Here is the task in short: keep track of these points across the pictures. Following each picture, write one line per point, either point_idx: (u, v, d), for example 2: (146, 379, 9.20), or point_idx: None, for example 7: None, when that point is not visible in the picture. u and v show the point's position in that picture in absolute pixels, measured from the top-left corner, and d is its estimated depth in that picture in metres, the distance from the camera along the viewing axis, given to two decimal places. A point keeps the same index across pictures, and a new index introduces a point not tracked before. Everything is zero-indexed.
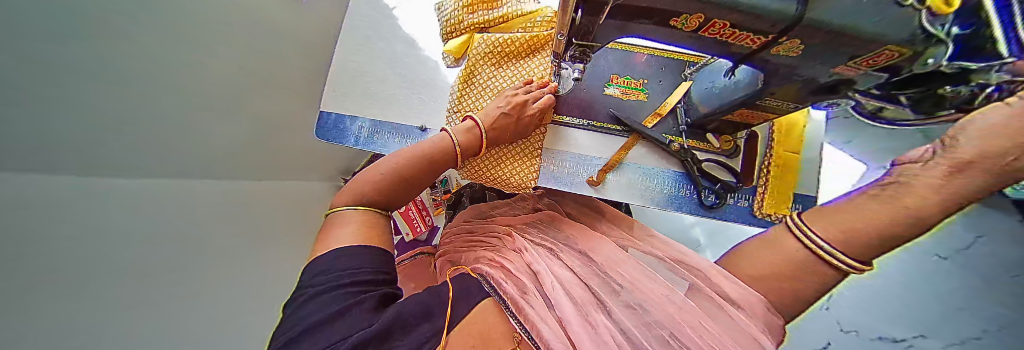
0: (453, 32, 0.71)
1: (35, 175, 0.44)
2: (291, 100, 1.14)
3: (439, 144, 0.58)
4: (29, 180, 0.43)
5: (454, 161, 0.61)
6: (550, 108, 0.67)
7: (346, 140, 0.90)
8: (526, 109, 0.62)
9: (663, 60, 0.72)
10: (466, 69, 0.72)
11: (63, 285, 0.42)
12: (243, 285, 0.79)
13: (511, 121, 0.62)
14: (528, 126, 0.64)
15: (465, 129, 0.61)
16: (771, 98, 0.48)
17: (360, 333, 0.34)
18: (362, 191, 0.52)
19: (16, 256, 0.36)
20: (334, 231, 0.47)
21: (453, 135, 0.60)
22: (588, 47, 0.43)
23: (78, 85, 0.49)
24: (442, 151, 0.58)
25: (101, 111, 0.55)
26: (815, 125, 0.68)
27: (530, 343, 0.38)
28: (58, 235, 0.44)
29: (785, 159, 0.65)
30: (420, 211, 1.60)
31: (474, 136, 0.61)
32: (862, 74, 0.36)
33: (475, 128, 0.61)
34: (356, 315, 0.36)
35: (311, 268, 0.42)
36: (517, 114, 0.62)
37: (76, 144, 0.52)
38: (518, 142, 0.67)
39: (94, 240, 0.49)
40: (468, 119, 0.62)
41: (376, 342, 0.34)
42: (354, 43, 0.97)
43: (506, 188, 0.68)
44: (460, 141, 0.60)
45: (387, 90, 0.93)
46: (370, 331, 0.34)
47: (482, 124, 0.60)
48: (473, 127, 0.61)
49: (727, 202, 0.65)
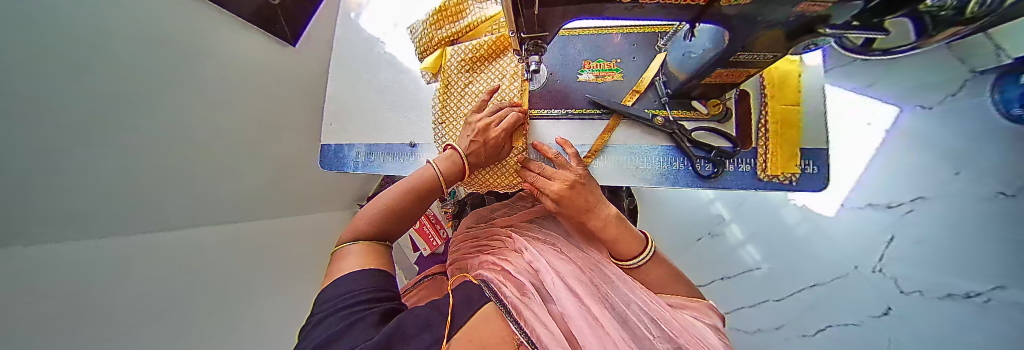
0: (426, 50, 0.74)
1: (35, 240, 0.47)
2: (295, 140, 1.22)
3: (424, 174, 0.59)
4: (23, 245, 0.45)
5: (437, 190, 0.61)
6: (522, 124, 0.65)
7: (346, 166, 0.95)
8: (491, 133, 0.61)
9: (636, 36, 0.70)
10: (443, 83, 0.73)
11: (70, 337, 0.44)
12: (253, 324, 0.82)
13: (481, 147, 0.62)
14: (498, 148, 0.63)
15: (446, 157, 0.62)
16: (747, 53, 0.45)
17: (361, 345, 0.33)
18: (358, 228, 0.53)
19: (14, 317, 0.38)
20: (337, 265, 0.49)
21: (435, 165, 0.61)
22: (539, 38, 0.43)
23: (88, 156, 0.55)
24: (425, 184, 0.59)
25: (113, 172, 0.60)
26: (813, 71, 0.62)
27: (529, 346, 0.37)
28: (60, 293, 0.46)
29: (782, 114, 0.61)
30: (434, 226, 1.63)
31: (454, 162, 0.62)
32: (832, 7, 0.34)
33: (454, 156, 0.62)
34: (358, 331, 0.35)
35: (322, 296, 0.44)
36: (482, 139, 0.61)
37: (88, 208, 0.56)
38: (502, 162, 0.68)
39: (100, 300, 0.52)
40: (449, 148, 0.64)
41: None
42: (343, 77, 1.02)
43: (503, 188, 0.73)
44: (441, 169, 0.61)
45: (378, 115, 0.97)
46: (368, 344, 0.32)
47: (460, 151, 0.62)
48: (454, 154, 0.63)
49: (727, 169, 0.61)
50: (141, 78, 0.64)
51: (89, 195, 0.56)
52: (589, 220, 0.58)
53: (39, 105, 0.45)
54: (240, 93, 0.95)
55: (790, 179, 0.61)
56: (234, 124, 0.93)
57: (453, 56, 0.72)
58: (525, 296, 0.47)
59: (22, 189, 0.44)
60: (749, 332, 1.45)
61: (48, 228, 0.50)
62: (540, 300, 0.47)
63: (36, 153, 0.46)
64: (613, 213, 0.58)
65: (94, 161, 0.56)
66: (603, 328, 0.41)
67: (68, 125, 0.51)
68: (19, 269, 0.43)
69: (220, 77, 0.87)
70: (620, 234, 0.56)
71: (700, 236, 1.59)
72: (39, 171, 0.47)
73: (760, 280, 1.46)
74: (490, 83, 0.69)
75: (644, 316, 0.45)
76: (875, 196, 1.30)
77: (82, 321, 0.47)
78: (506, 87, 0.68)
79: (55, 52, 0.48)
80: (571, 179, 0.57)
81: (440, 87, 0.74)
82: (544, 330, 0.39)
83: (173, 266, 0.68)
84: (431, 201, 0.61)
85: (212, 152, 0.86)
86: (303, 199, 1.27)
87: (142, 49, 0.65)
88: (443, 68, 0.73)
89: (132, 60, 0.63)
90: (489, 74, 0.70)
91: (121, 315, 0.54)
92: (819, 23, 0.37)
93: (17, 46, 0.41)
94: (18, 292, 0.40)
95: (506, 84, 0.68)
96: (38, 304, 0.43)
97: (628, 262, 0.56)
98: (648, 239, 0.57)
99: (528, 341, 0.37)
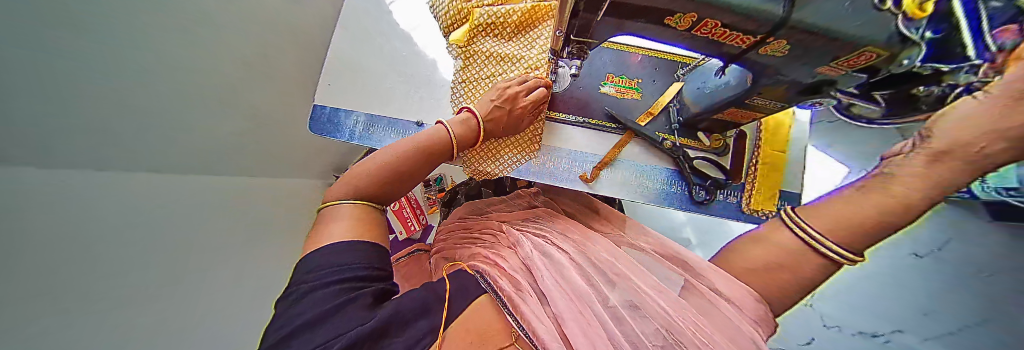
0: (452, 24, 0.68)
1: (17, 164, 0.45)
2: (287, 97, 1.12)
3: (437, 134, 0.58)
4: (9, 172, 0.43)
5: (445, 156, 0.60)
6: (544, 102, 0.67)
7: (341, 134, 0.88)
8: (519, 101, 0.62)
9: (656, 60, 0.74)
10: (464, 51, 0.69)
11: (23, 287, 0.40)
12: (230, 286, 0.77)
13: (504, 114, 0.62)
14: (521, 117, 0.64)
15: (462, 121, 0.61)
16: (758, 98, 0.50)
17: (358, 328, 0.32)
18: (353, 184, 0.50)
19: None
20: (325, 226, 0.45)
21: (449, 127, 0.60)
22: (584, 44, 0.45)
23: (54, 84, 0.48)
24: (436, 144, 0.58)
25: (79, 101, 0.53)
26: (800, 126, 0.70)
27: (529, 342, 0.36)
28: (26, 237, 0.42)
29: (770, 159, 0.68)
30: (414, 210, 1.60)
31: (470, 127, 0.61)
32: (844, 74, 0.38)
33: (470, 120, 0.61)
34: (351, 313, 0.34)
35: (305, 263, 0.40)
36: (509, 106, 0.62)
37: (65, 137, 0.52)
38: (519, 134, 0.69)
39: (64, 245, 0.47)
40: (464, 111, 0.63)
41: (370, 342, 0.33)
42: (354, 36, 0.95)
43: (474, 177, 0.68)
44: (456, 132, 0.60)
45: (385, 84, 0.92)
46: (365, 328, 0.33)
47: (479, 114, 0.61)
48: (471, 117, 0.62)
49: (717, 198, 0.67)
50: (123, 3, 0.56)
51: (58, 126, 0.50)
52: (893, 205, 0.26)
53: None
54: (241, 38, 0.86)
55: (767, 214, 0.68)
56: (230, 70, 0.85)
57: (482, 25, 0.66)
58: (521, 291, 0.46)
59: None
60: None
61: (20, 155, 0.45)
62: (536, 297, 0.45)
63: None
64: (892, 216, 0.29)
65: (111, 112, 0.59)
66: (594, 329, 0.38)
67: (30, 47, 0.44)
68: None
69: (220, 17, 0.78)
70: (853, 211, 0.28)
71: None
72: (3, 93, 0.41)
73: None
74: (516, 61, 0.68)
75: (646, 316, 0.40)
76: None
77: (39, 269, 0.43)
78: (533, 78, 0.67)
79: None
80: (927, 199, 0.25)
81: (465, 61, 0.70)
82: (541, 325, 0.38)
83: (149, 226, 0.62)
84: (437, 163, 0.60)
85: (202, 95, 0.78)
86: (282, 161, 1.18)
87: None
88: (471, 44, 0.68)
89: None
90: (514, 53, 0.68)
91: (81, 282, 0.47)
92: (826, 85, 0.42)
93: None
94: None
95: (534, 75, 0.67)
96: (12, 262, 0.40)
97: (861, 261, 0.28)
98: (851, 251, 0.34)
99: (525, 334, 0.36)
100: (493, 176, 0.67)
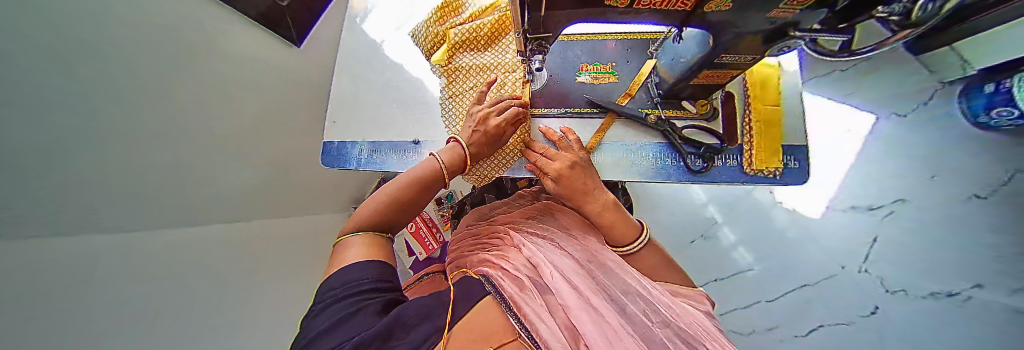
0: (433, 46, 0.74)
1: (86, 225, 0.52)
2: (297, 140, 1.23)
3: (426, 166, 0.62)
4: (63, 237, 0.48)
5: (442, 182, 0.64)
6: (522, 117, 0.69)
7: (349, 164, 0.95)
8: (489, 121, 0.64)
9: (628, 42, 0.76)
10: (447, 69, 0.74)
11: (80, 333, 0.45)
12: (246, 326, 0.81)
13: (481, 136, 0.65)
14: (500, 137, 0.67)
15: (450, 149, 0.66)
16: (731, 54, 0.50)
17: (362, 333, 0.34)
18: (359, 220, 0.53)
19: (24, 308, 0.39)
20: (339, 255, 0.49)
21: (438, 156, 0.64)
22: (543, 39, 0.48)
23: (114, 152, 0.57)
24: (429, 173, 0.61)
25: (139, 166, 0.62)
26: (791, 75, 0.68)
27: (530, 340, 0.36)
28: (85, 287, 0.48)
29: (765, 114, 0.66)
30: (431, 229, 1.64)
31: (457, 154, 0.65)
32: (798, 12, 0.38)
33: (456, 147, 0.66)
34: (360, 319, 0.36)
35: (325, 285, 0.44)
36: (482, 128, 0.65)
37: (129, 198, 0.60)
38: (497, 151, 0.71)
39: (121, 293, 0.54)
40: (451, 141, 0.67)
41: (377, 343, 0.33)
42: (350, 75, 1.05)
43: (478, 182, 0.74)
44: (444, 160, 0.64)
45: (383, 113, 1.00)
46: (372, 331, 0.34)
47: (463, 143, 0.65)
48: (456, 146, 0.66)
49: (715, 164, 0.65)
50: (155, 79, 0.66)
51: (125, 187, 0.59)
52: (586, 202, 0.62)
53: (51, 123, 0.46)
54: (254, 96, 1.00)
55: (774, 173, 0.65)
56: (242, 124, 0.94)
57: (457, 42, 0.71)
58: (525, 290, 0.46)
59: (50, 181, 0.46)
60: (744, 333, 1.39)
61: (86, 219, 0.52)
62: (539, 292, 0.46)
63: (57, 158, 0.47)
64: (609, 200, 0.63)
65: (166, 173, 0.69)
66: (602, 318, 0.41)
67: (81, 123, 0.51)
68: (35, 260, 0.43)
69: (225, 78, 0.87)
70: (614, 220, 0.62)
71: (693, 238, 1.56)
72: (57, 163, 0.47)
73: (753, 281, 1.45)
74: (492, 70, 0.72)
75: (643, 305, 0.47)
76: (859, 200, 1.44)
77: (95, 315, 0.48)
78: (512, 81, 0.70)
79: (57, 63, 0.47)
80: (572, 160, 0.63)
81: (447, 78, 0.75)
82: (543, 322, 0.38)
83: (186, 271, 0.68)
84: (435, 190, 0.63)
85: (220, 148, 0.87)
86: (304, 198, 1.27)
87: (153, 55, 0.66)
88: (454, 60, 0.73)
89: (149, 64, 0.65)
90: (491, 62, 0.71)
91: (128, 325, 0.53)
92: (788, 26, 0.41)
93: (40, 55, 0.44)
94: (57, 283, 0.45)
95: (513, 77, 0.70)
96: (73, 302, 0.46)
97: (621, 248, 0.61)
98: (643, 226, 0.62)
99: (527, 335, 0.35)
100: (491, 178, 0.73)
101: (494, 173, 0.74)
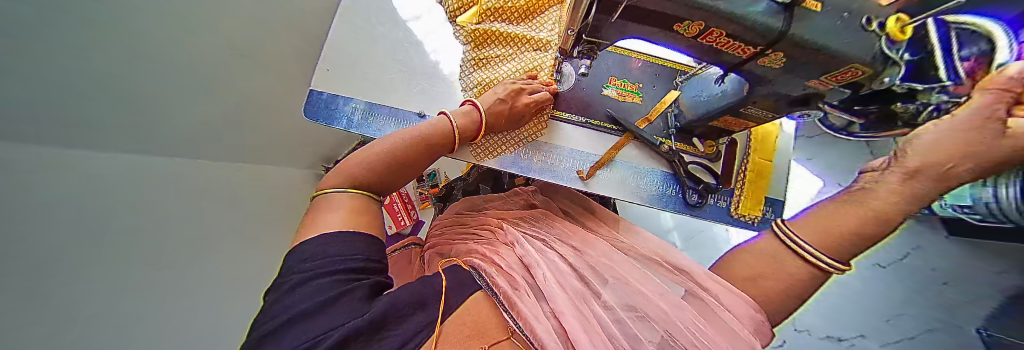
0: (459, 8, 0.62)
1: None
2: (281, 79, 1.08)
3: (439, 126, 0.58)
4: None
5: (450, 144, 0.61)
6: (545, 104, 0.69)
7: (338, 122, 0.85)
8: (521, 98, 0.64)
9: (656, 66, 0.77)
10: (474, 35, 0.66)
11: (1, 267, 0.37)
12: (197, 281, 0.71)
13: (506, 107, 0.64)
14: (524, 113, 0.67)
15: (464, 113, 0.62)
16: (753, 107, 0.53)
17: (353, 322, 0.29)
18: (354, 173, 0.47)
19: None
20: (322, 215, 0.41)
21: (453, 119, 0.61)
22: (595, 44, 0.47)
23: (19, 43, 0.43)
24: (441, 135, 0.58)
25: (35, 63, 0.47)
26: (787, 138, 0.75)
27: (524, 339, 0.35)
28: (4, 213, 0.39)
29: (759, 166, 0.72)
30: (405, 205, 1.58)
31: (472, 120, 0.62)
32: (831, 89, 0.41)
33: (472, 112, 0.63)
34: (348, 303, 0.32)
35: (297, 252, 0.36)
36: (511, 101, 0.64)
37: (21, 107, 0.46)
38: (514, 130, 0.71)
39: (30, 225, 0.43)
40: (467, 105, 0.64)
41: (364, 336, 0.30)
42: (356, 20, 0.94)
43: (477, 155, 0.68)
44: (459, 125, 0.61)
45: (388, 73, 0.91)
46: (362, 321, 0.30)
47: (482, 106, 0.62)
48: (473, 110, 0.63)
49: (708, 202, 0.70)
50: None
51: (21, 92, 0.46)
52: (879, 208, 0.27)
53: None
54: (246, 22, 0.87)
55: (753, 219, 0.71)
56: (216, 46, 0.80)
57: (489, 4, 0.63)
58: (518, 289, 0.42)
59: None
60: None
61: None
62: (532, 294, 0.42)
63: None
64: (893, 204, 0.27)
65: (76, 83, 0.55)
66: (596, 325, 0.37)
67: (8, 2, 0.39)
68: None
69: None
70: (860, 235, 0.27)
71: None
72: None
73: None
74: (521, 49, 0.69)
75: (641, 317, 0.40)
76: None
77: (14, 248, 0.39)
78: (543, 62, 0.69)
79: None
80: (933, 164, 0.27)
81: (475, 44, 0.67)
82: (539, 326, 0.36)
83: (107, 209, 0.57)
84: (440, 153, 0.60)
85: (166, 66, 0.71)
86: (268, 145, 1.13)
87: None
88: (485, 24, 0.65)
89: None
90: (523, 34, 0.67)
91: (41, 269, 0.43)
92: (815, 97, 0.45)
93: None
94: None
95: (545, 59, 0.69)
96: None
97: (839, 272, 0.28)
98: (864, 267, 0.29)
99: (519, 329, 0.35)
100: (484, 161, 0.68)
101: (499, 152, 0.70)
